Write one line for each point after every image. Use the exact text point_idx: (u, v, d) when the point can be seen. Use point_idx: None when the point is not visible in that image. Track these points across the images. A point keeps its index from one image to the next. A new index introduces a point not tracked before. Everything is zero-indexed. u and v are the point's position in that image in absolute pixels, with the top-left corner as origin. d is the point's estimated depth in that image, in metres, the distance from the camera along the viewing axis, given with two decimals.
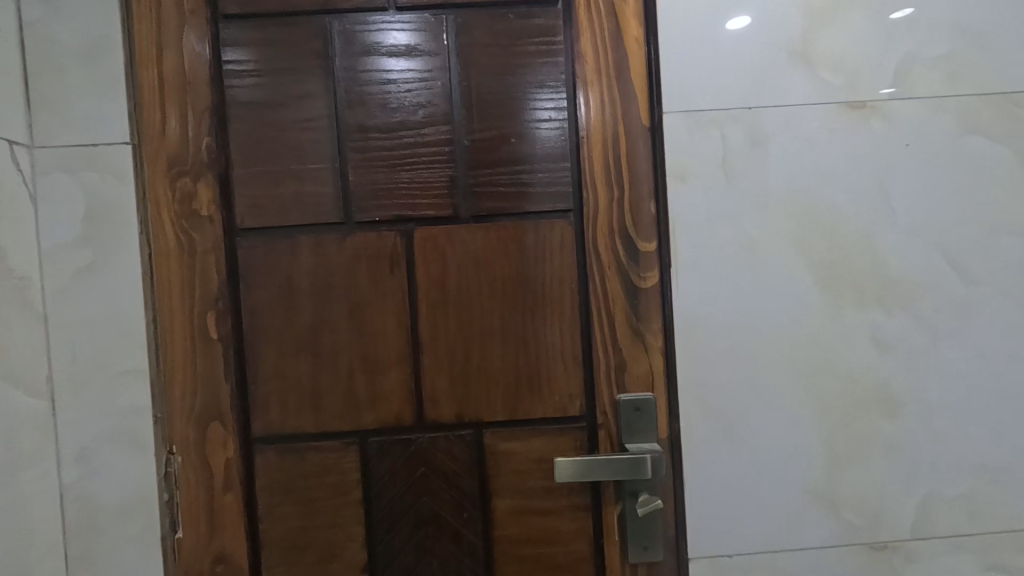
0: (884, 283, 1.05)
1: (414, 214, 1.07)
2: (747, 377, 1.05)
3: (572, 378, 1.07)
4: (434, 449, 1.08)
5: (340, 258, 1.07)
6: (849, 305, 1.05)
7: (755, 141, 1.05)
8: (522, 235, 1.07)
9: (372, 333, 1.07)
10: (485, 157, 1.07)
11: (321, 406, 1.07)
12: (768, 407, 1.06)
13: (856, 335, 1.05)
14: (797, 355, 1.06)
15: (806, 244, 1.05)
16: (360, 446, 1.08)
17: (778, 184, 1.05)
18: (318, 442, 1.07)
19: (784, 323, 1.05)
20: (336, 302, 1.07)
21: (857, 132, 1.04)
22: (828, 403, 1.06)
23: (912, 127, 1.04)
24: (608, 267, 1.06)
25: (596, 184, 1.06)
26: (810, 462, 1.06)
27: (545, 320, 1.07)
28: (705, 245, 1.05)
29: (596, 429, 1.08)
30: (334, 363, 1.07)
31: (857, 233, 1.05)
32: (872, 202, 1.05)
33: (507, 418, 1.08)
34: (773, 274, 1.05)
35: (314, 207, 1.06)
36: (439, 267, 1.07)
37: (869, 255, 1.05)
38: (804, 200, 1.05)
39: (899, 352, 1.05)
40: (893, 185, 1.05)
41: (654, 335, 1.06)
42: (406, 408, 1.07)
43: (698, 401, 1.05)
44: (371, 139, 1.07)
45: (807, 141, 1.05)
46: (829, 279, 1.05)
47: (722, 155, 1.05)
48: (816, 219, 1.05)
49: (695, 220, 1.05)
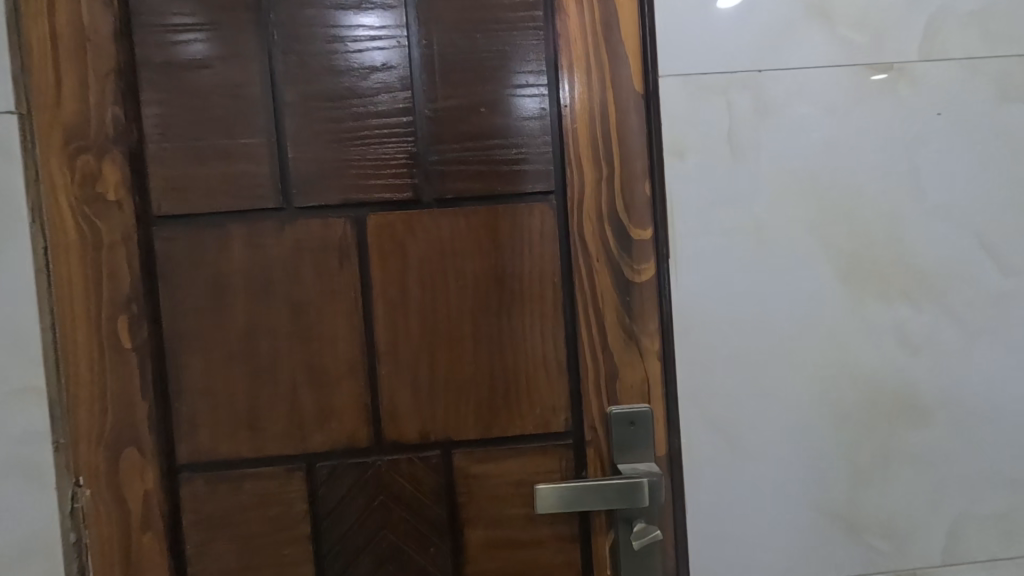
0: (913, 274, 0.91)
1: (367, 198, 0.91)
2: (757, 384, 0.91)
3: (556, 389, 0.92)
4: (395, 474, 0.92)
5: (278, 250, 0.90)
6: (874, 299, 0.91)
7: (766, 110, 0.90)
8: (495, 222, 0.91)
9: (318, 339, 0.90)
10: (451, 130, 0.91)
11: (259, 426, 0.90)
12: (780, 418, 0.92)
13: (880, 334, 0.92)
14: (814, 358, 0.92)
15: (824, 229, 0.91)
16: (307, 472, 0.91)
17: (792, 161, 0.90)
18: (256, 468, 0.91)
19: (799, 321, 0.91)
20: (275, 303, 0.90)
21: (883, 100, 0.90)
22: (848, 413, 0.92)
23: (945, 93, 0.91)
24: (596, 258, 0.91)
25: (582, 161, 0.90)
26: (828, 480, 0.93)
27: (524, 321, 0.92)
28: (708, 233, 0.90)
29: (583, 447, 0.93)
30: (274, 375, 0.91)
31: (882, 216, 0.91)
32: (898, 181, 0.91)
33: (480, 436, 0.92)
34: (787, 266, 0.91)
35: (246, 190, 0.89)
36: (398, 260, 0.91)
37: (896, 242, 0.91)
38: (822, 179, 0.91)
39: (928, 352, 0.92)
40: (923, 162, 0.91)
41: (649, 337, 0.91)
42: (361, 426, 0.91)
43: (701, 414, 0.91)
44: (315, 109, 0.90)
45: (826, 110, 0.90)
46: (850, 269, 0.91)
47: (727, 128, 0.90)
48: (835, 201, 0.91)
49: (697, 203, 0.90)
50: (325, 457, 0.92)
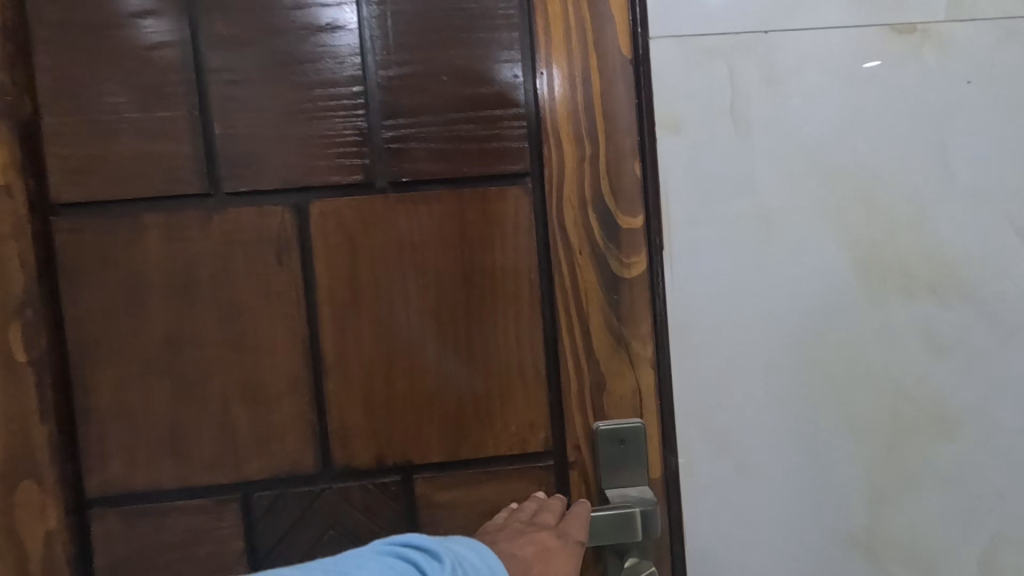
0: (940, 266, 0.80)
1: (309, 182, 0.77)
2: (764, 393, 0.79)
3: (533, 403, 0.79)
4: (346, 504, 0.79)
5: (203, 244, 0.76)
6: (896, 296, 0.80)
7: (772, 79, 0.78)
8: (460, 209, 0.78)
9: (253, 349, 0.77)
10: (408, 102, 0.78)
11: (183, 452, 0.77)
12: (791, 433, 0.80)
13: (903, 336, 0.80)
14: (829, 363, 0.80)
15: (840, 216, 0.79)
16: (242, 505, 0.78)
17: (803, 138, 0.78)
18: (182, 500, 0.77)
19: (811, 321, 0.79)
20: (201, 307, 0.76)
21: (906, 67, 0.79)
22: (868, 425, 0.81)
23: (976, 58, 0.79)
24: (579, 251, 0.78)
25: (561, 139, 0.78)
26: (846, 502, 0.81)
27: (496, 325, 0.79)
28: (707, 221, 0.78)
29: (566, 469, 0.80)
30: (200, 392, 0.76)
31: (904, 201, 0.79)
32: (923, 161, 0.79)
33: (446, 459, 0.79)
34: (798, 258, 0.79)
35: (164, 173, 0.75)
36: (347, 255, 0.77)
37: (921, 231, 0.80)
38: (836, 158, 0.79)
39: (958, 356, 0.81)
40: (952, 138, 0.80)
41: (641, 342, 0.79)
42: (305, 450, 0.78)
43: (700, 428, 0.79)
44: (246, 76, 0.76)
45: (842, 78, 0.78)
46: (870, 261, 0.80)
47: (728, 100, 0.77)
48: (852, 183, 0.79)
49: (695, 185, 0.77)
50: (264, 486, 0.78)
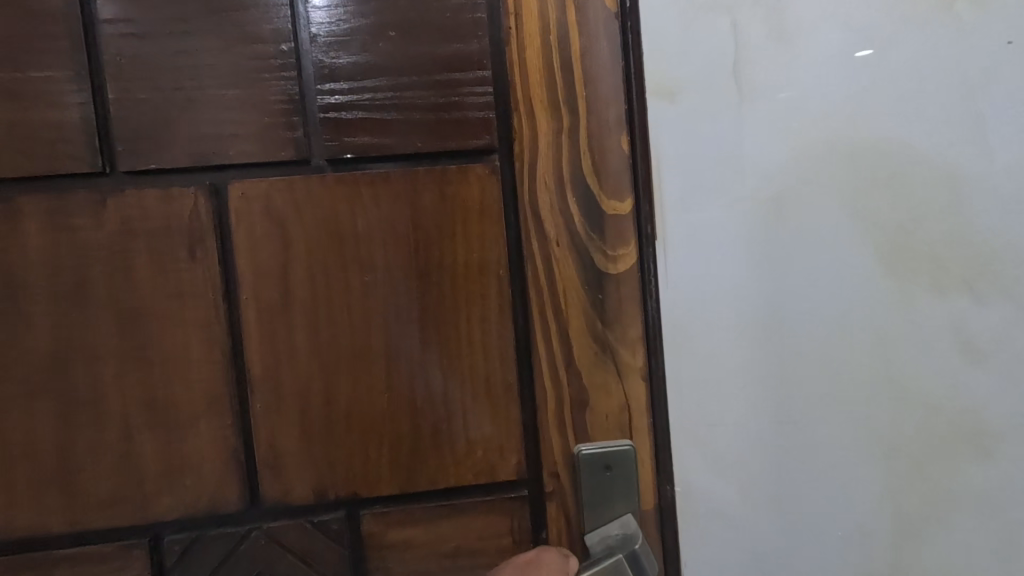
0: (982, 261, 0.65)
1: (228, 158, 0.63)
2: (780, 409, 0.66)
3: (503, 422, 0.67)
4: (280, 546, 0.66)
5: (96, 235, 0.62)
6: (929, 296, 0.66)
7: (781, 34, 0.64)
8: (414, 192, 0.65)
9: (160, 362, 0.63)
10: (349, 62, 0.64)
11: (75, 489, 0.63)
12: (805, 459, 0.67)
13: (940, 346, 0.66)
14: (860, 375, 0.66)
15: (865, 199, 0.65)
16: (151, 550, 0.64)
17: (820, 105, 0.64)
18: (76, 547, 0.64)
19: (831, 326, 0.66)
20: (94, 312, 0.62)
21: (938, 22, 0.64)
22: (899, 451, 0.67)
23: (1013, 13, 0.63)
24: (556, 242, 0.65)
25: (534, 107, 0.65)
26: (871, 541, 0.68)
27: (459, 331, 0.66)
28: (707, 205, 0.65)
29: (543, 501, 0.68)
30: (94, 416, 0.62)
31: (940, 182, 0.65)
32: (964, 133, 0.64)
33: (400, 490, 0.67)
34: (814, 250, 0.65)
35: (46, 147, 0.61)
36: (275, 247, 0.64)
37: (958, 217, 0.65)
38: (864, 129, 0.64)
39: (1006, 371, 0.66)
40: (994, 108, 0.64)
41: (630, 349, 0.67)
42: (227, 484, 0.64)
43: (700, 452, 0.67)
44: (146, 27, 0.62)
45: (863, 34, 0.64)
46: (911, 253, 0.65)
47: (732, 58, 0.64)
48: (879, 159, 0.65)
49: (695, 162, 0.64)
50: (178, 527, 0.65)
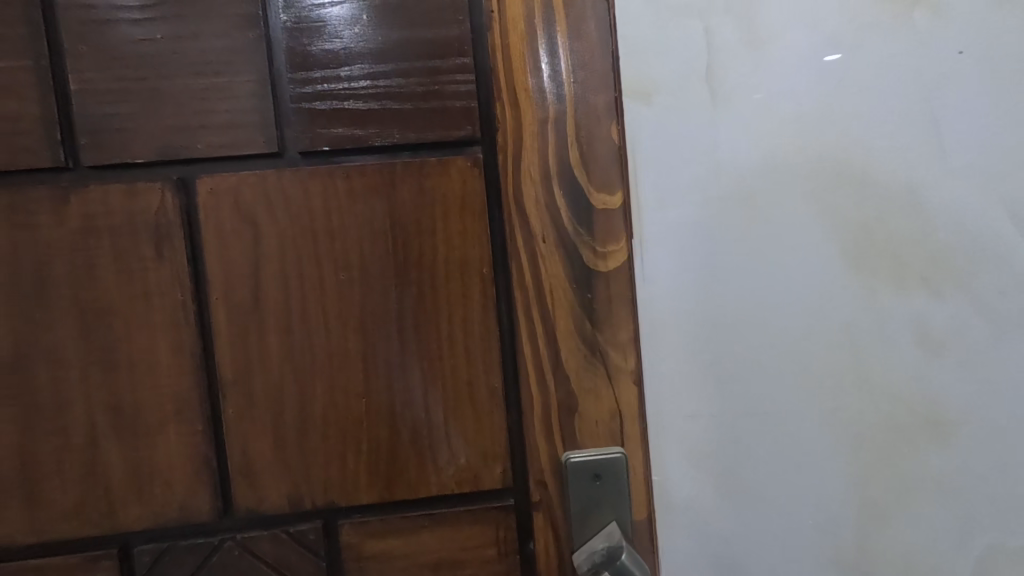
0: (949, 263, 0.61)
1: (196, 152, 0.60)
2: (762, 418, 0.63)
3: (488, 428, 0.63)
4: (253, 558, 0.63)
5: (58, 232, 0.59)
6: (891, 290, 0.61)
7: (751, 39, 0.60)
8: (392, 186, 0.62)
9: (127, 366, 0.60)
10: (322, 49, 0.61)
11: (39, 498, 0.60)
12: (766, 472, 0.63)
13: (907, 353, 0.62)
14: (831, 384, 0.63)
15: (829, 197, 0.61)
16: (120, 561, 0.62)
17: (773, 105, 0.60)
18: (42, 557, 0.61)
19: (789, 331, 0.62)
20: (57, 313, 0.59)
21: (898, 32, 0.60)
22: (870, 459, 0.63)
23: (974, 20, 0.60)
24: (542, 238, 0.62)
25: (518, 96, 0.61)
26: (856, 555, 0.64)
27: (439, 334, 0.63)
28: (682, 204, 0.61)
29: (529, 511, 0.64)
30: (58, 421, 0.60)
31: (896, 181, 0.60)
32: (921, 135, 0.60)
33: (379, 501, 0.63)
34: (774, 251, 0.61)
35: (11, 144, 0.58)
36: (246, 246, 0.61)
37: (919, 215, 0.61)
38: (824, 127, 0.60)
39: (972, 377, 0.62)
40: (950, 114, 0.60)
41: (621, 352, 0.63)
42: (198, 492, 0.62)
43: (685, 460, 0.63)
44: (109, 13, 0.58)
45: (829, 39, 0.60)
46: (878, 254, 0.61)
47: (704, 63, 0.60)
48: (841, 158, 0.61)
49: (673, 160, 0.61)
50: (148, 537, 0.62)
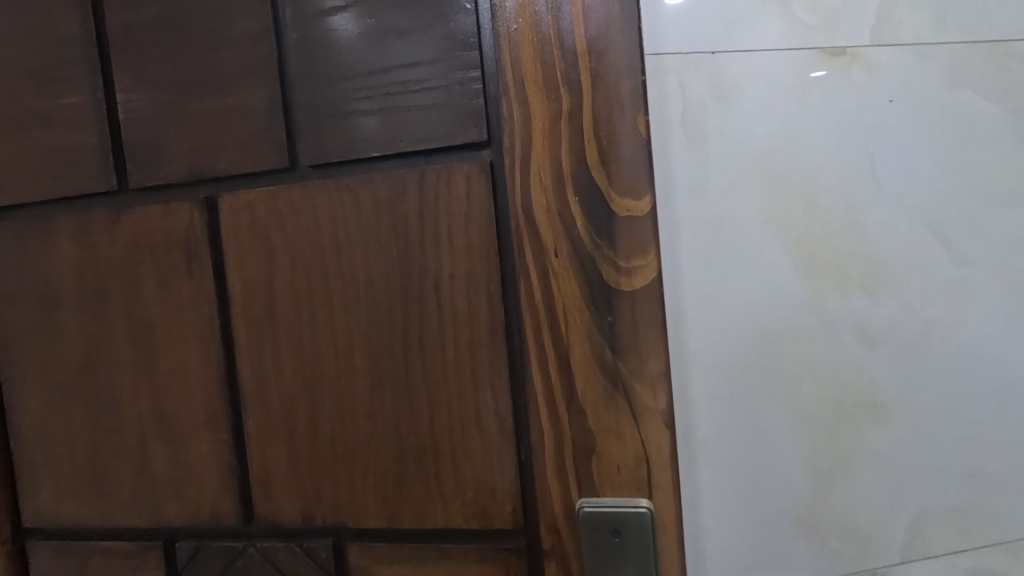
0: (891, 270, 0.56)
1: (219, 169, 0.62)
2: (728, 463, 0.58)
3: (494, 461, 0.57)
4: (272, 567, 0.64)
5: (113, 249, 0.65)
6: (830, 300, 0.56)
7: (718, 91, 0.56)
8: (398, 197, 0.58)
9: (167, 374, 0.65)
10: (328, 56, 0.58)
11: (102, 487, 0.67)
12: (731, 514, 0.58)
13: (841, 376, 0.57)
14: (790, 421, 0.57)
15: (759, 206, 0.56)
16: (164, 552, 0.67)
17: (709, 129, 0.56)
18: (106, 541, 0.68)
19: (726, 358, 0.57)
20: (115, 322, 0.65)
21: (839, 83, 0.55)
22: (824, 490, 0.57)
23: (906, 72, 0.56)
24: (555, 251, 0.54)
25: (528, 87, 0.53)
26: None
27: (445, 354, 0.58)
28: (687, 234, 0.57)
29: (541, 558, 0.57)
30: (116, 420, 0.66)
31: (830, 194, 0.56)
32: (857, 166, 0.56)
33: (386, 525, 0.61)
34: (730, 274, 0.56)
35: (78, 172, 0.65)
36: (262, 263, 0.61)
37: (856, 224, 0.56)
38: (759, 147, 0.56)
39: (911, 380, 0.57)
40: (878, 145, 0.56)
41: (648, 386, 0.52)
42: (224, 497, 0.64)
43: (715, 508, 0.58)
44: (149, 44, 0.62)
45: (778, 88, 0.55)
46: (818, 271, 0.56)
47: (683, 110, 0.56)
48: (775, 178, 0.56)
49: (695, 191, 0.56)
50: (187, 533, 0.66)
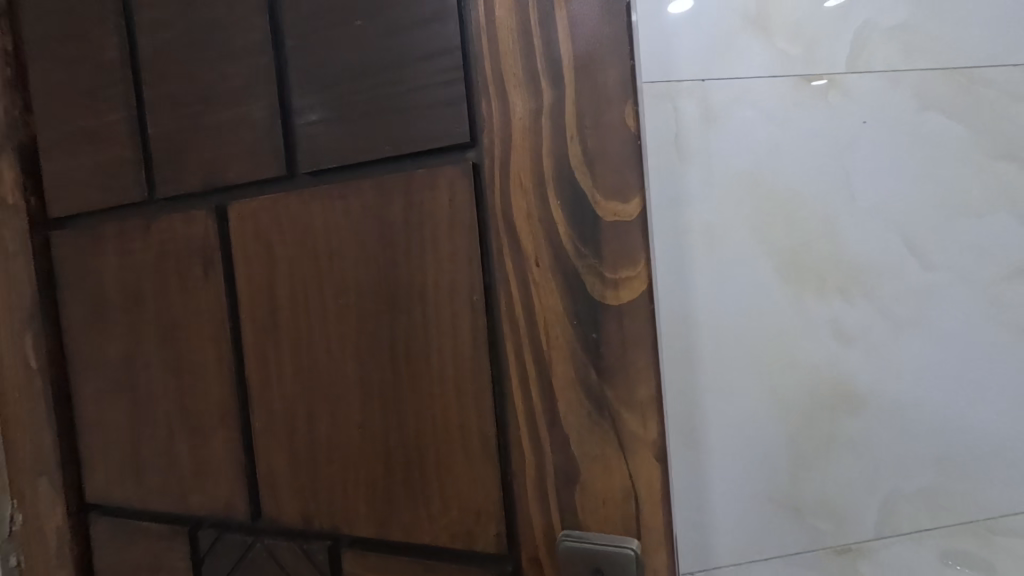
0: (859, 274, 0.71)
1: (229, 179, 0.64)
2: (713, 425, 0.72)
3: (478, 481, 0.54)
4: (276, 565, 0.66)
5: (145, 255, 0.70)
6: (806, 297, 0.71)
7: (709, 116, 0.70)
8: (383, 202, 0.56)
9: (189, 373, 0.69)
10: (319, 62, 0.58)
11: (141, 473, 0.73)
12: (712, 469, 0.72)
13: (823, 375, 0.72)
14: (768, 393, 0.71)
15: (754, 226, 0.70)
16: (190, 539, 0.71)
17: (706, 150, 0.69)
18: (145, 522, 0.74)
19: (711, 339, 0.71)
20: (147, 323, 0.71)
21: (814, 110, 0.70)
22: (796, 449, 0.72)
23: (874, 101, 0.70)
24: (533, 260, 0.49)
25: (508, 85, 0.49)
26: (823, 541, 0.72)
27: (430, 365, 0.55)
28: (678, 239, 0.70)
29: None
30: (150, 413, 0.72)
31: (812, 212, 0.71)
32: (831, 186, 0.70)
33: (376, 536, 0.60)
34: (720, 273, 0.70)
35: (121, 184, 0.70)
36: (265, 269, 0.63)
37: (831, 236, 0.71)
38: (749, 171, 0.70)
39: (882, 362, 0.71)
40: (859, 171, 0.70)
41: (638, 413, 0.47)
42: (236, 493, 0.67)
43: (698, 461, 0.72)
44: (170, 61, 0.66)
45: (764, 117, 0.70)
46: (797, 274, 0.71)
47: (679, 133, 0.69)
48: (765, 199, 0.70)
49: (687, 202, 0.70)
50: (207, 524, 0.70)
